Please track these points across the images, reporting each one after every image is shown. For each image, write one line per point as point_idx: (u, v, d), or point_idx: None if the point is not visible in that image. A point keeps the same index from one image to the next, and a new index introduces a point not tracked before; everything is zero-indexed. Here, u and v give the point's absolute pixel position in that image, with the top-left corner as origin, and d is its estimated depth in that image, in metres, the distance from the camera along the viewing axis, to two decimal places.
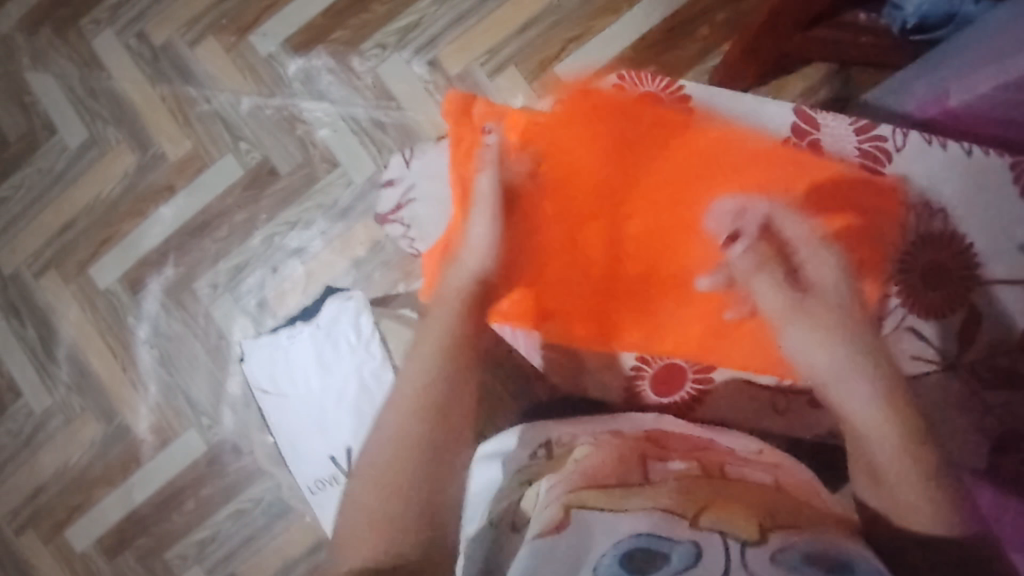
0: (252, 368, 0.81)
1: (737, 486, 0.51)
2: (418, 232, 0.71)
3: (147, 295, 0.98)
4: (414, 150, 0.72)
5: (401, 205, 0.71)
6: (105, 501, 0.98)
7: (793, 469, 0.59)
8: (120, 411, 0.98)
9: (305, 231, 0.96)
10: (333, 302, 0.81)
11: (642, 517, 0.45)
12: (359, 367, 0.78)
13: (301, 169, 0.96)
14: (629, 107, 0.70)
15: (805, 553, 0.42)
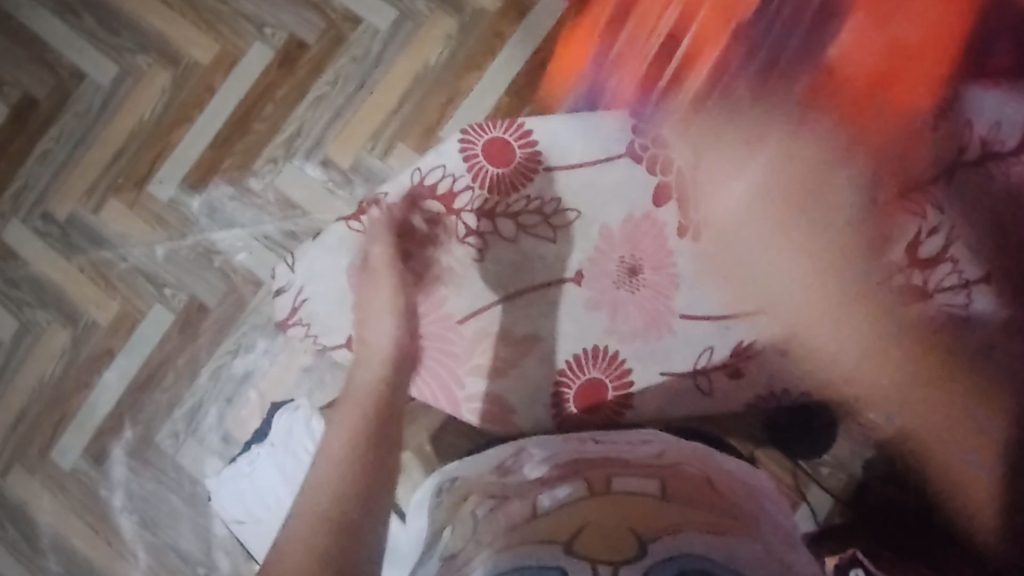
0: (224, 501, 0.80)
1: (616, 500, 0.53)
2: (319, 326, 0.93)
3: (113, 463, 0.98)
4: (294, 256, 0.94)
5: (296, 307, 0.93)
6: None
7: (687, 464, 0.61)
8: None
9: (249, 354, 0.96)
10: (282, 416, 0.80)
11: (525, 549, 0.49)
12: None
13: (227, 297, 0.97)
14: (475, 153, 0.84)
15: (680, 559, 0.46)
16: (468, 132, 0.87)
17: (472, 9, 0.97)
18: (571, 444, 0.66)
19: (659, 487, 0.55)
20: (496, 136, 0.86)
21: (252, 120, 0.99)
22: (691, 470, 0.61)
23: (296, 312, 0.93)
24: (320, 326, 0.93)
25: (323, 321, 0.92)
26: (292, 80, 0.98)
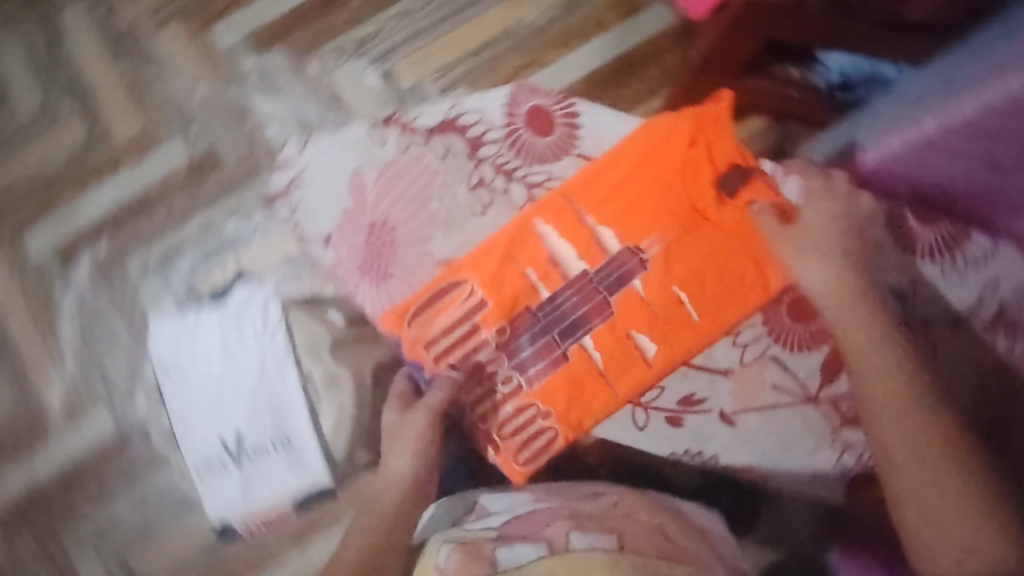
0: (162, 340, 0.81)
1: (579, 556, 0.53)
2: (302, 213, 0.79)
3: (77, 268, 0.99)
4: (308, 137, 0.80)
5: (288, 187, 0.80)
6: (8, 470, 0.98)
7: (646, 514, 0.61)
8: (34, 379, 0.98)
9: (243, 221, 0.96)
10: (246, 283, 0.79)
11: None
12: (260, 353, 0.74)
13: (244, 161, 0.97)
14: (518, 118, 0.78)
15: None
16: (518, 91, 0.79)
17: None
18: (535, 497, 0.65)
19: (616, 541, 0.55)
20: (539, 104, 0.78)
21: (336, 6, 0.98)
22: (660, 524, 0.62)
23: (291, 190, 0.80)
24: (306, 212, 0.79)
25: (308, 208, 0.78)
26: None
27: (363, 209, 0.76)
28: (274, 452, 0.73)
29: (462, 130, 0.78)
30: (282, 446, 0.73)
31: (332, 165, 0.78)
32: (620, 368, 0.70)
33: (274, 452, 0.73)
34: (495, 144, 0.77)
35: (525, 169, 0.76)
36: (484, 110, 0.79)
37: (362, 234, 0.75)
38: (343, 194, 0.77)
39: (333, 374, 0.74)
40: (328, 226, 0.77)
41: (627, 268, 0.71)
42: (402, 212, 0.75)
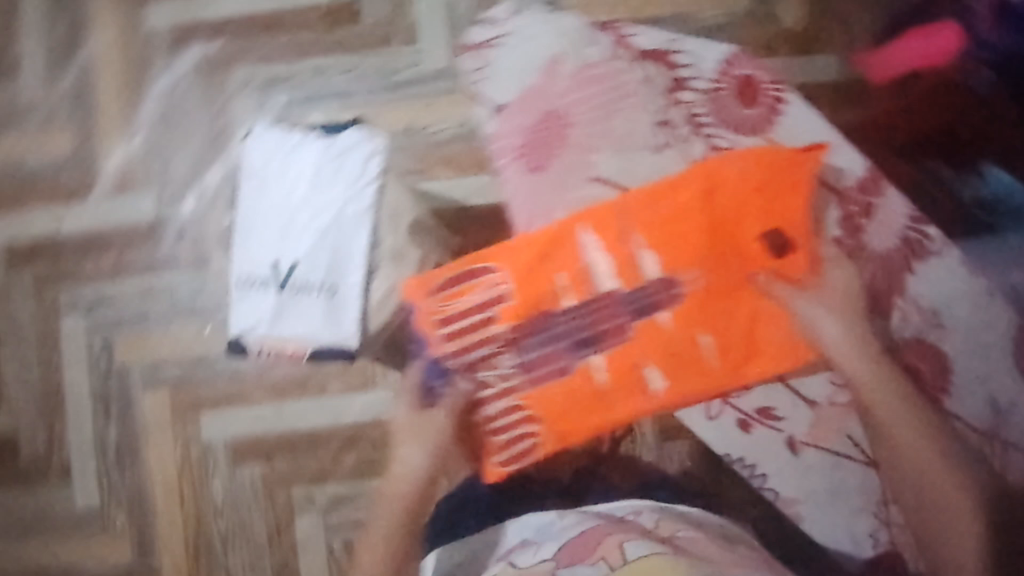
0: (252, 150, 0.94)
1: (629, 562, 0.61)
2: (489, 72, 0.94)
3: (184, 56, 0.98)
4: (525, 8, 0.95)
5: (487, 44, 0.95)
6: (36, 213, 0.98)
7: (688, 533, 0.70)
8: (97, 142, 0.97)
9: (356, 80, 0.95)
10: (350, 134, 0.94)
11: None
12: (341, 205, 0.92)
13: (383, 25, 0.96)
14: (729, 79, 0.93)
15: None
16: (738, 55, 0.93)
17: (771, 8, 0.93)
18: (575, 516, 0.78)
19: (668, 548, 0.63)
20: (755, 77, 0.93)
21: None
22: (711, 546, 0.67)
23: (487, 47, 0.95)
24: (486, 75, 0.94)
25: (498, 71, 0.94)
26: None
27: (551, 96, 0.94)
28: (318, 292, 0.91)
29: (674, 64, 0.94)
30: (326, 291, 0.91)
31: (533, 42, 0.94)
32: (625, 394, 0.89)
33: (318, 292, 0.91)
34: (696, 94, 0.93)
35: (716, 128, 0.92)
36: (704, 59, 0.93)
37: (539, 119, 0.93)
38: (540, 73, 0.94)
39: (400, 252, 0.93)
40: (504, 98, 0.94)
41: (645, 306, 0.89)
42: (585, 114, 0.93)
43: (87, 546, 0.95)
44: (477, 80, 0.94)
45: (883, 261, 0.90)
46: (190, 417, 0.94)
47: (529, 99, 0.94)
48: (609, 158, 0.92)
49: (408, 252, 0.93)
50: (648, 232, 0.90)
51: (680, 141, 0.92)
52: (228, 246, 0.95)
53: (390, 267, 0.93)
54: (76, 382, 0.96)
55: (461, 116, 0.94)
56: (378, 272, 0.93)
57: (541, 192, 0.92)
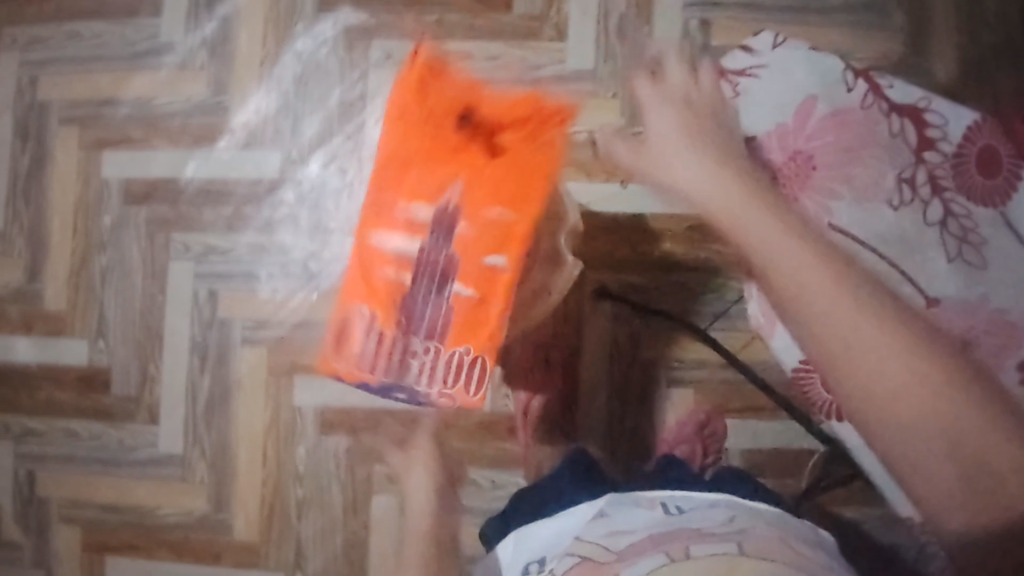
0: None
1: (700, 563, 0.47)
2: (743, 99, 0.79)
3: (328, 19, 0.97)
4: (788, 41, 0.80)
5: (745, 72, 0.80)
6: (158, 152, 0.98)
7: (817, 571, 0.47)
8: (229, 92, 0.97)
9: (497, 69, 0.97)
10: None
11: None
12: None
13: (531, 20, 0.97)
14: (967, 150, 0.75)
15: None
16: (980, 126, 0.76)
17: (925, 62, 0.90)
18: (649, 539, 0.53)
19: (739, 547, 0.49)
20: (993, 149, 0.75)
21: None
22: None
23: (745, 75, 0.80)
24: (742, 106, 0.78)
25: (760, 99, 0.78)
26: None
27: (800, 134, 0.76)
28: None
29: (924, 134, 0.75)
30: None
31: (794, 74, 0.78)
32: (483, 288, 0.68)
33: None
34: (942, 156, 0.75)
35: (950, 193, 0.74)
36: (948, 123, 0.76)
37: (783, 157, 0.76)
38: (795, 110, 0.77)
39: None
40: (759, 131, 0.77)
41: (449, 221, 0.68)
42: (830, 166, 0.75)
43: (166, 488, 0.97)
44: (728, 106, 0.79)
45: (968, 179, 0.74)
46: (285, 379, 0.95)
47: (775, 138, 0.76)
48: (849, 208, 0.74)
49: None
50: (400, 171, 0.71)
51: (913, 207, 0.73)
52: (351, 217, 0.95)
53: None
54: (175, 327, 0.96)
55: (596, 122, 0.96)
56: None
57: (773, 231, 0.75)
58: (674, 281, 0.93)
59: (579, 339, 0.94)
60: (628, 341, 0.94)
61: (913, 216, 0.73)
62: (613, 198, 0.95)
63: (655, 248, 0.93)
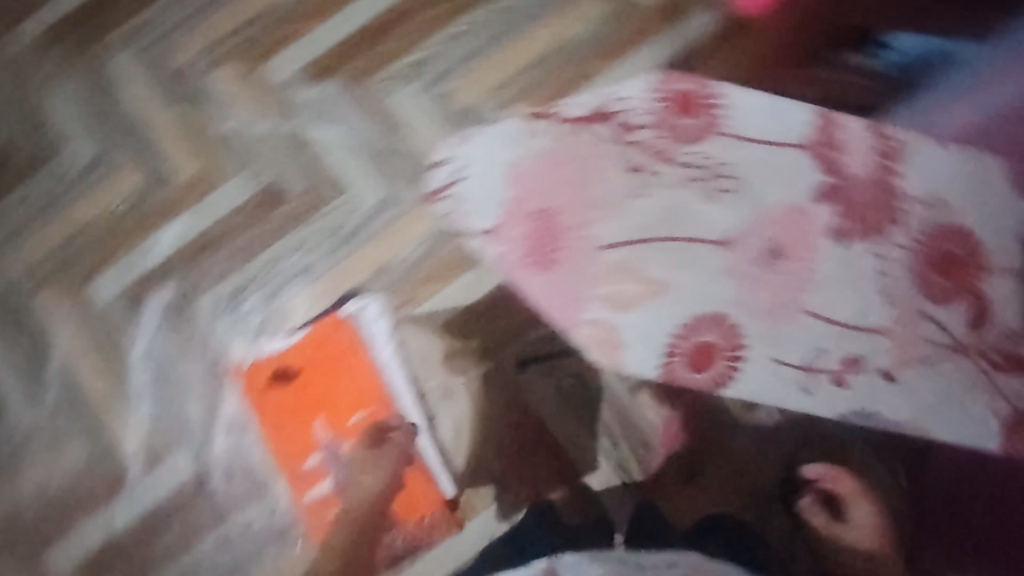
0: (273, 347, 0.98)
1: None
2: (465, 205, 1.01)
3: (145, 312, 0.99)
4: (466, 133, 1.02)
5: (449, 185, 1.01)
6: (83, 526, 0.96)
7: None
8: (107, 432, 0.98)
9: (310, 251, 1.00)
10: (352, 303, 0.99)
11: None
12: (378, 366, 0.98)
13: (309, 191, 1.01)
14: (668, 97, 1.03)
15: None
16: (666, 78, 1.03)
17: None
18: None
19: None
20: (685, 89, 1.03)
21: (387, 35, 1.04)
22: None
23: (450, 185, 1.01)
24: (459, 211, 1.01)
25: (474, 200, 1.01)
26: (435, 11, 1.05)
27: (529, 199, 1.01)
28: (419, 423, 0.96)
29: (618, 113, 1.02)
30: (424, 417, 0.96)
31: (493, 154, 1.02)
32: None
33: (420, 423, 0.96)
34: (646, 130, 1.02)
35: (675, 150, 1.02)
36: (634, 97, 1.03)
37: (531, 222, 1.00)
38: (509, 181, 1.01)
39: (448, 388, 0.97)
40: (489, 221, 1.00)
41: (336, 455, 0.96)
42: (568, 200, 1.00)
43: None
44: (451, 215, 1.00)
45: (673, 128, 1.02)
46: None
47: (511, 207, 1.01)
48: (609, 224, 1.00)
49: (455, 386, 0.97)
50: None
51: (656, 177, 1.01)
52: (266, 464, 0.96)
53: (447, 407, 0.97)
54: None
55: (420, 232, 1.00)
56: (438, 417, 0.96)
57: (564, 282, 0.99)
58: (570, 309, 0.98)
59: (530, 412, 0.96)
60: (571, 385, 0.96)
61: (663, 187, 1.01)
62: (475, 282, 0.99)
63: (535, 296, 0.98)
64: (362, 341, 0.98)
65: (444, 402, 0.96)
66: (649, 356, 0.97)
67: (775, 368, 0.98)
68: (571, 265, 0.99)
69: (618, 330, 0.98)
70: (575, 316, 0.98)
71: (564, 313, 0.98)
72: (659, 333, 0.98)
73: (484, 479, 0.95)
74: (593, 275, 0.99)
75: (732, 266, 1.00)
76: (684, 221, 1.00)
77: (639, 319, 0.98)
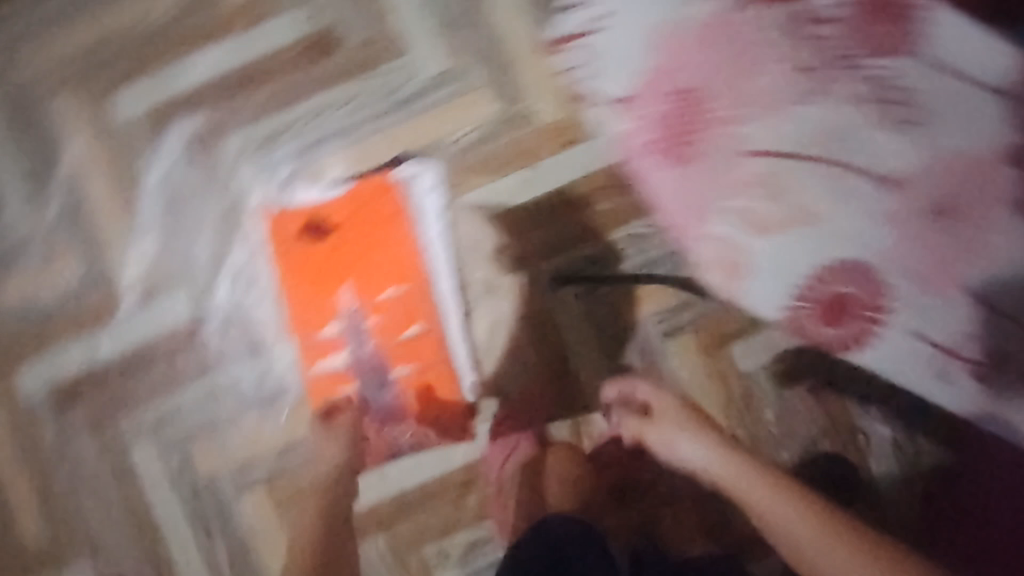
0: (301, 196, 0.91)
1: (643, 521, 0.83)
2: (586, 63, 0.90)
3: (169, 138, 0.91)
4: None
5: None
6: (66, 346, 0.91)
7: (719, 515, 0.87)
8: (107, 255, 0.91)
9: (355, 111, 0.91)
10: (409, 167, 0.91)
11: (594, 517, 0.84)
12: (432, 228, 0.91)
13: (367, 46, 0.91)
14: None
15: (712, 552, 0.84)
16: None
17: None
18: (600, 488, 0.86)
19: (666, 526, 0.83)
20: None
21: None
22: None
23: (586, 33, 0.90)
24: (589, 68, 0.90)
25: (607, 66, 0.90)
26: None
27: None
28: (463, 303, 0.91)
29: None
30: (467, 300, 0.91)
31: (639, 16, 0.89)
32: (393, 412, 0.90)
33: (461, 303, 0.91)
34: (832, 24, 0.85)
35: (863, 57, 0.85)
36: None
37: None
38: (647, 49, 0.89)
39: (494, 282, 0.91)
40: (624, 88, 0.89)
41: (358, 328, 0.90)
42: (719, 84, 0.88)
43: None
44: (580, 76, 0.90)
45: None
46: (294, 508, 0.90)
47: (647, 81, 0.89)
48: (767, 125, 0.87)
49: (500, 282, 0.91)
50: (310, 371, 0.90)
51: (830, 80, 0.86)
52: (278, 325, 0.90)
53: (488, 302, 0.91)
54: (165, 508, 0.91)
55: (480, 115, 0.91)
56: (477, 310, 0.91)
57: (692, 181, 0.89)
58: (620, 237, 0.90)
59: (561, 330, 0.90)
60: (605, 312, 0.90)
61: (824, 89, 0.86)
62: (526, 184, 0.90)
63: (588, 213, 0.90)
64: (409, 213, 0.91)
65: (486, 296, 0.91)
66: (777, 294, 0.88)
67: (917, 345, 0.85)
68: (705, 161, 0.88)
69: (746, 253, 0.88)
70: (697, 229, 0.89)
71: (688, 220, 0.89)
72: (794, 270, 0.87)
73: (493, 391, 0.91)
74: (728, 180, 0.88)
75: (899, 213, 0.85)
76: (849, 144, 0.86)
77: (771, 244, 0.87)
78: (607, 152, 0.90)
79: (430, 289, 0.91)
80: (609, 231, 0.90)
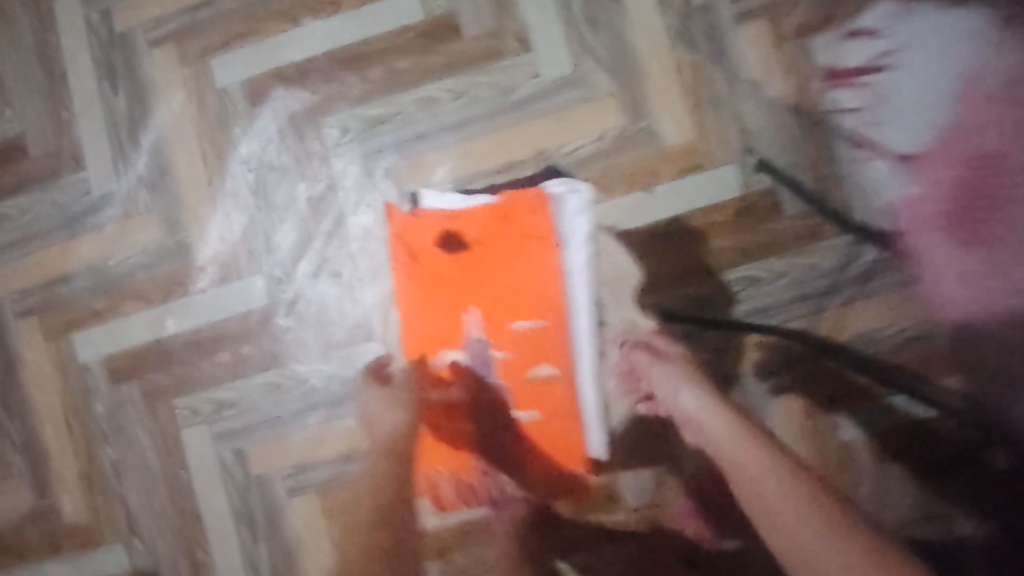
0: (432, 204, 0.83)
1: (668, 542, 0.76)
2: (871, 111, 0.83)
3: (267, 111, 0.85)
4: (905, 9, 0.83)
5: None
6: (131, 317, 0.86)
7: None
8: (187, 226, 0.85)
9: (468, 107, 0.84)
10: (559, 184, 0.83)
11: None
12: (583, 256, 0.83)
13: (488, 38, 0.84)
14: None
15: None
16: None
17: None
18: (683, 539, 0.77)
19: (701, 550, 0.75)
20: None
21: None
22: None
23: (869, 73, 0.83)
24: (873, 113, 0.83)
25: (902, 119, 0.82)
26: None
27: None
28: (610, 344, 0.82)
29: None
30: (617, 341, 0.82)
31: (938, 63, 0.82)
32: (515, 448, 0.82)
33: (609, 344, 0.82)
34: None
35: None
36: None
37: None
38: (943, 102, 0.81)
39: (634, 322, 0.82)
40: (911, 143, 0.82)
41: (485, 358, 0.82)
42: None
43: None
44: (863, 125, 0.83)
45: None
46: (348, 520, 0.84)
47: (953, 141, 0.81)
48: None
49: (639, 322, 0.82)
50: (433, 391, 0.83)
51: None
52: (373, 328, 0.84)
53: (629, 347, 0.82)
54: (213, 503, 0.85)
55: (599, 127, 0.84)
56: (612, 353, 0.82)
57: (982, 268, 0.80)
58: (736, 278, 0.83)
59: None
60: (706, 358, 0.83)
61: None
62: (642, 209, 0.83)
63: (704, 248, 0.83)
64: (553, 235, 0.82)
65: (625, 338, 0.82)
66: None
67: None
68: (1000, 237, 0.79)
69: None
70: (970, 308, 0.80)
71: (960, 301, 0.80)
72: None
73: None
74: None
75: None
76: None
77: None
78: (729, 186, 0.83)
79: (568, 324, 0.82)
80: (724, 271, 0.83)
